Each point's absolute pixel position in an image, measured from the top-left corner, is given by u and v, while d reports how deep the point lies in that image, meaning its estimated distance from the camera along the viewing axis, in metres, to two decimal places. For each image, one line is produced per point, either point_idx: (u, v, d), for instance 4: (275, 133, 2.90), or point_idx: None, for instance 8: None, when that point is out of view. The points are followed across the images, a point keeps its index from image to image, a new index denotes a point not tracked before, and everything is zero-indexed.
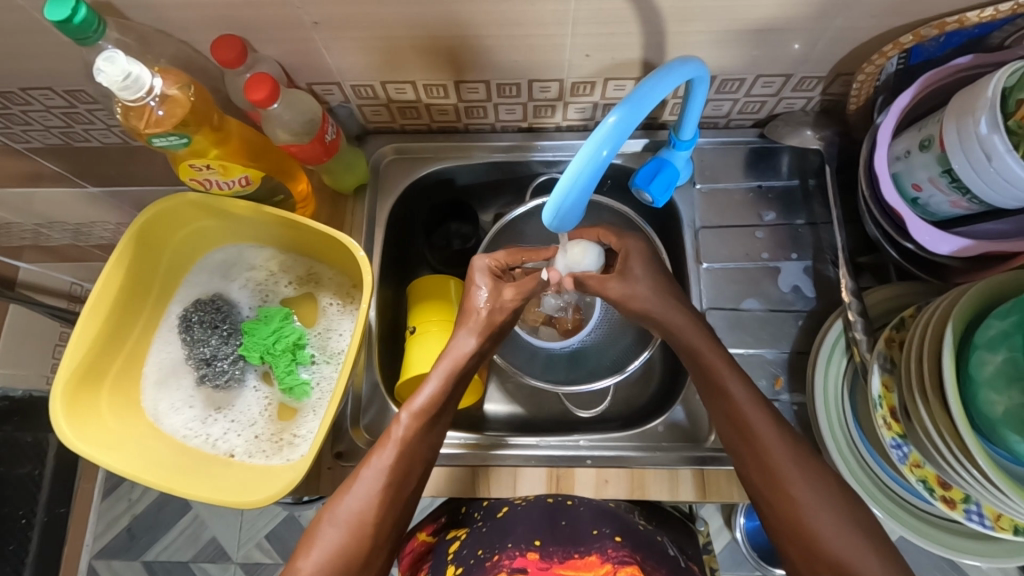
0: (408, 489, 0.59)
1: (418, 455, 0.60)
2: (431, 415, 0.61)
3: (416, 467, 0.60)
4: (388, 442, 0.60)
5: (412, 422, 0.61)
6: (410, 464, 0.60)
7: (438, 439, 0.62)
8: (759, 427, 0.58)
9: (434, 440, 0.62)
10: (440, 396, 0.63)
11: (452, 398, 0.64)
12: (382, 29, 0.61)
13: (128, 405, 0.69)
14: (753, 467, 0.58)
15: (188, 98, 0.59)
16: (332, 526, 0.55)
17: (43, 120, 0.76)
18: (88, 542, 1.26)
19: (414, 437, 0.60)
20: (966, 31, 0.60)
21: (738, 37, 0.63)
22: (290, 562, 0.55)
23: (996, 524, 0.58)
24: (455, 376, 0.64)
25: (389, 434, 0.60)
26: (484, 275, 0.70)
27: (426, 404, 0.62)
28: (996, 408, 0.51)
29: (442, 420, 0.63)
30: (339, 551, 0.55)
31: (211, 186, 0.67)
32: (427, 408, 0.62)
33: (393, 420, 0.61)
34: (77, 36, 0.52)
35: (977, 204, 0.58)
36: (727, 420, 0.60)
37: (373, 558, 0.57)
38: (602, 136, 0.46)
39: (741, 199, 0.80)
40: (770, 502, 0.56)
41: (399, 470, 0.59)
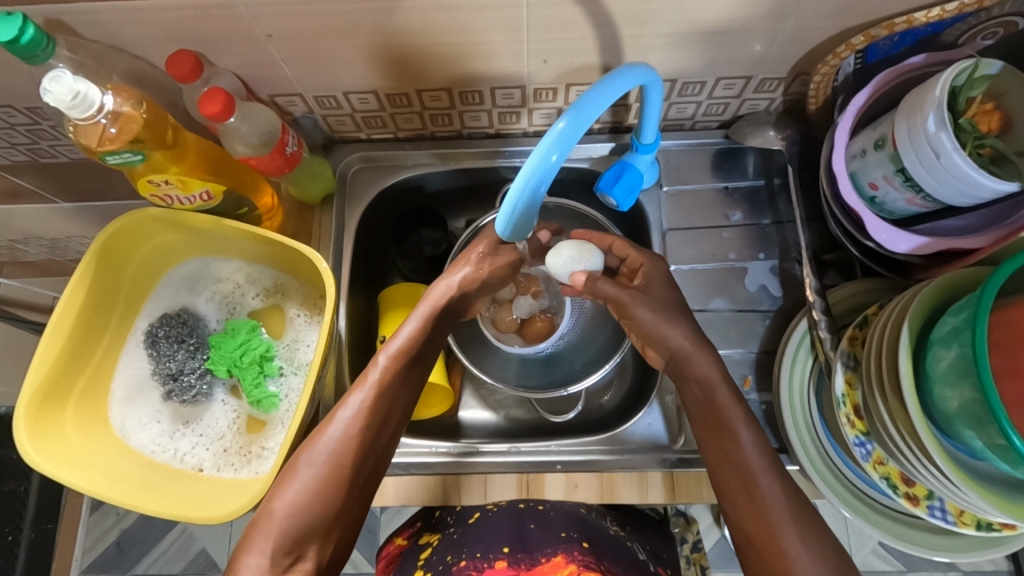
0: (386, 432, 0.61)
1: (398, 399, 0.62)
2: (409, 358, 0.63)
3: (394, 410, 0.62)
4: (365, 384, 0.60)
5: (390, 364, 0.62)
6: (388, 408, 0.61)
7: (416, 383, 0.64)
8: (762, 478, 0.57)
9: (412, 383, 0.63)
10: (419, 338, 0.64)
11: (432, 341, 0.66)
12: (338, 39, 0.61)
13: (95, 422, 0.69)
14: (745, 515, 0.56)
15: (141, 115, 0.59)
16: (310, 466, 0.56)
17: (7, 137, 0.75)
18: (76, 557, 1.25)
19: (392, 378, 0.61)
20: (917, 30, 0.60)
21: (694, 39, 0.64)
22: (266, 502, 0.56)
23: (959, 520, 0.58)
24: (435, 318, 0.66)
25: (366, 375, 0.61)
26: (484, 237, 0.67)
27: (404, 346, 0.63)
28: (951, 403, 0.52)
29: (423, 362, 0.65)
30: (314, 489, 0.56)
31: (171, 202, 0.67)
32: (405, 350, 0.63)
33: (371, 360, 0.62)
34: (25, 56, 0.52)
35: (931, 201, 0.58)
36: (728, 466, 0.59)
37: (348, 503, 0.58)
38: (551, 142, 0.46)
39: (708, 200, 0.80)
40: (757, 551, 0.55)
41: (376, 409, 0.60)
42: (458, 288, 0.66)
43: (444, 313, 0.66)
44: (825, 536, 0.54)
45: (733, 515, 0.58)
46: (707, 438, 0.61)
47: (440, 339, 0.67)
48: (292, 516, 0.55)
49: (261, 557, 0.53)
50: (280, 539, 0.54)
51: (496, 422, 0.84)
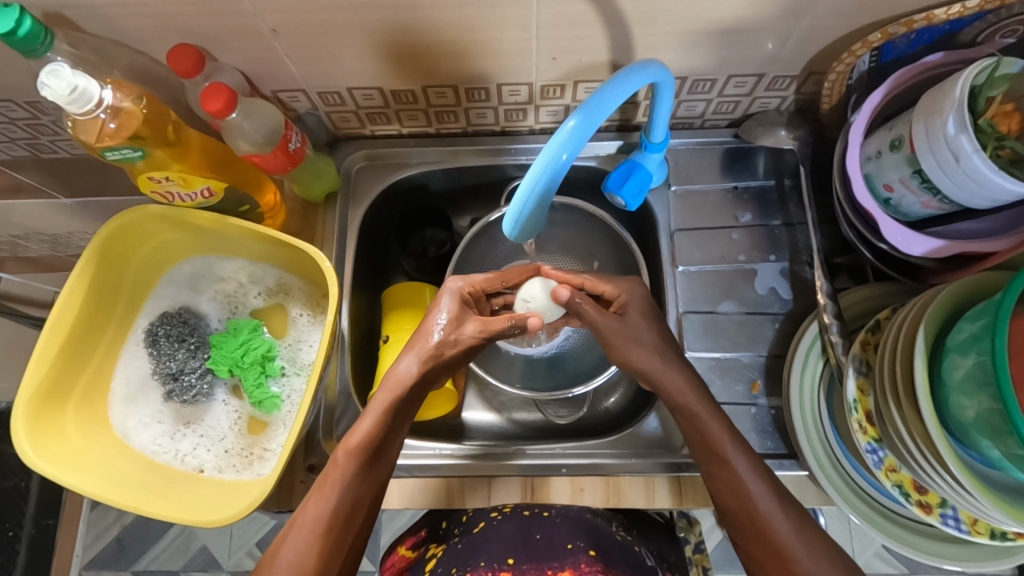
0: (349, 536, 0.58)
1: (360, 501, 0.59)
2: (372, 451, 0.60)
3: (357, 512, 0.59)
4: (326, 485, 0.58)
5: (349, 461, 0.59)
6: (348, 513, 0.58)
7: (383, 476, 0.61)
8: (762, 501, 0.57)
9: (376, 480, 0.60)
10: (381, 433, 0.61)
11: (395, 433, 0.62)
12: (343, 35, 0.60)
13: (95, 422, 0.68)
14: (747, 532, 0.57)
15: (141, 111, 0.58)
16: None
17: (7, 132, 0.74)
18: (77, 553, 1.25)
19: (349, 481, 0.58)
20: (936, 28, 0.59)
21: (705, 37, 0.62)
22: None
23: (972, 528, 0.57)
24: (398, 411, 0.62)
25: (326, 477, 0.59)
26: (456, 301, 0.67)
27: (364, 441, 0.59)
28: (967, 412, 0.50)
29: (386, 455, 0.61)
30: None
31: (174, 199, 0.65)
32: (366, 444, 0.59)
33: (330, 460, 0.59)
34: (23, 50, 0.51)
35: (948, 204, 0.57)
36: (727, 490, 0.58)
37: None
38: (561, 140, 0.45)
39: (717, 200, 0.78)
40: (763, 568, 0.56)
41: (338, 514, 0.57)
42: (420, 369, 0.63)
43: (408, 403, 0.63)
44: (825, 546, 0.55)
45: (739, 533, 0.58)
46: (706, 465, 0.60)
47: (408, 424, 0.64)
48: None
49: None
50: None
51: (500, 424, 0.83)
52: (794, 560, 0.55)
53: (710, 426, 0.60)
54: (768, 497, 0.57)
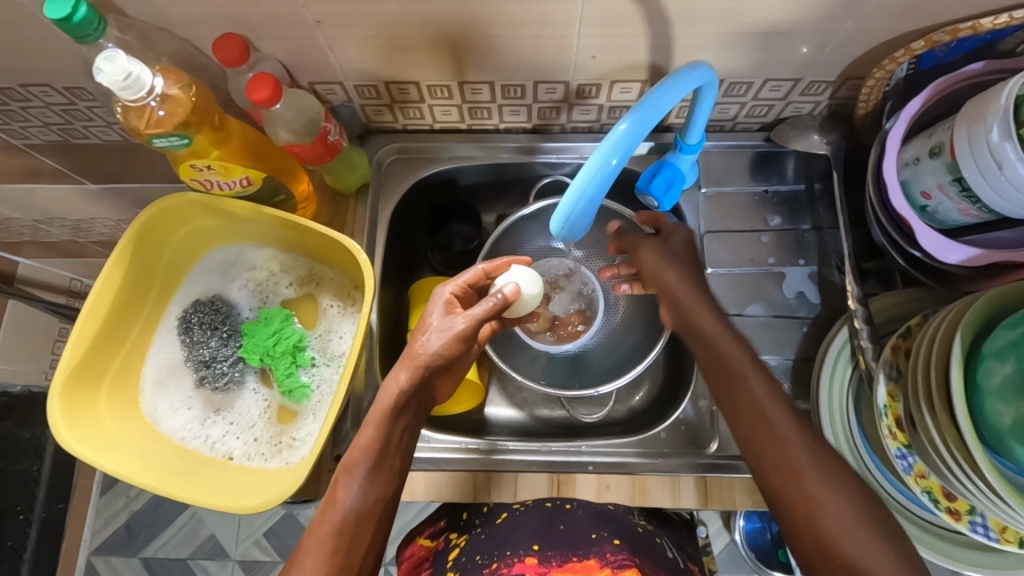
0: (360, 556, 0.56)
1: (367, 516, 0.57)
2: (374, 462, 0.59)
3: (364, 531, 0.57)
4: (331, 505, 0.57)
5: (348, 479, 0.58)
6: (355, 532, 0.56)
7: (387, 490, 0.59)
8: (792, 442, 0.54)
9: (382, 492, 0.59)
10: (378, 443, 0.60)
11: (395, 446, 0.61)
12: (385, 27, 0.60)
13: (126, 406, 0.69)
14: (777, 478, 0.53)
15: (189, 99, 0.58)
16: None
17: (43, 117, 0.75)
18: (86, 538, 1.25)
19: (353, 499, 0.57)
20: (978, 37, 0.59)
21: (747, 40, 0.62)
22: None
23: (1001, 536, 0.57)
24: (394, 423, 0.62)
25: (330, 500, 0.58)
26: (443, 306, 0.65)
27: (360, 454, 0.59)
28: (1003, 418, 0.51)
29: (388, 467, 0.60)
30: None
31: (211, 187, 0.66)
32: (359, 457, 0.59)
33: (334, 483, 0.59)
34: (76, 34, 0.51)
35: (986, 212, 0.57)
36: (754, 439, 0.56)
37: None
38: (611, 144, 0.46)
39: (746, 203, 0.79)
40: (796, 524, 0.52)
41: (342, 534, 0.56)
42: (407, 382, 0.62)
43: (402, 414, 0.62)
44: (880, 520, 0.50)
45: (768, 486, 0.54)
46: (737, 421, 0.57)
47: (407, 439, 0.63)
48: None
49: None
50: None
51: (522, 420, 0.83)
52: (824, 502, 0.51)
53: (754, 404, 0.57)
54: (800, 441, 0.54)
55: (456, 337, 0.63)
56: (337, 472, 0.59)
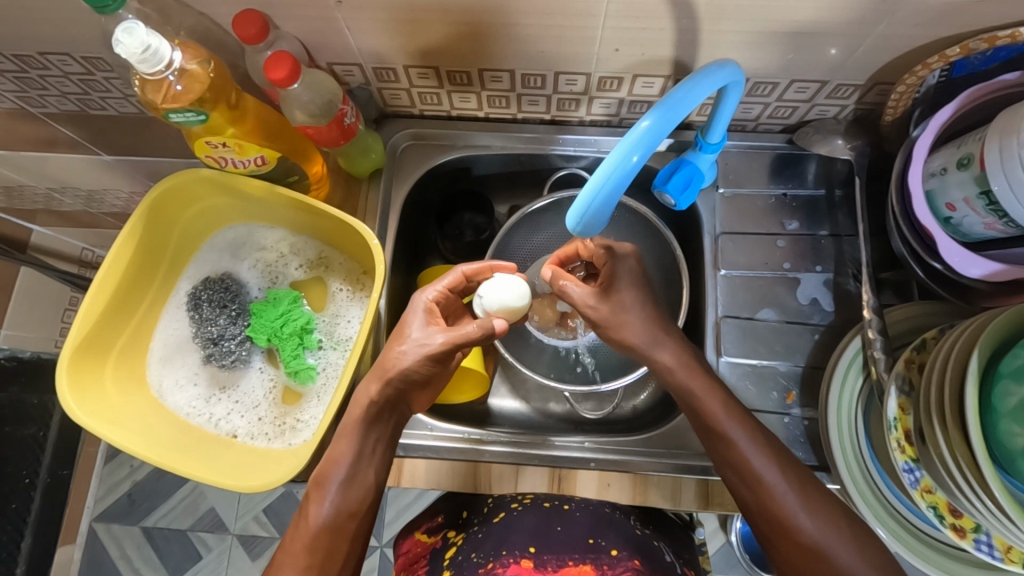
0: (337, 563, 0.59)
1: (342, 526, 0.60)
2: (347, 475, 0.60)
3: (339, 541, 0.59)
4: (305, 517, 0.60)
5: (321, 495, 0.60)
6: (330, 541, 0.59)
7: (364, 499, 0.61)
8: (764, 472, 0.58)
9: (357, 504, 0.61)
10: (350, 457, 0.61)
11: (369, 461, 0.61)
12: (408, 11, 0.59)
13: (132, 379, 0.70)
14: (756, 506, 0.59)
15: (206, 74, 0.58)
16: None
17: (59, 85, 0.74)
18: (88, 505, 1.27)
19: (325, 513, 0.60)
20: (1015, 46, 0.57)
21: (776, 39, 0.61)
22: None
23: (1006, 557, 0.56)
24: (367, 436, 0.62)
25: (305, 512, 0.60)
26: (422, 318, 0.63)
27: (330, 471, 0.61)
28: (1018, 440, 0.50)
29: (362, 480, 0.61)
30: None
31: (225, 164, 0.66)
32: (326, 474, 0.61)
33: (310, 495, 0.61)
34: (96, 5, 0.51)
35: (1012, 227, 0.56)
36: (728, 464, 0.60)
37: None
38: (633, 140, 0.45)
39: (764, 206, 0.77)
40: (781, 544, 0.57)
41: (317, 546, 0.58)
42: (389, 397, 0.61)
43: (377, 427, 0.62)
44: (843, 523, 0.56)
45: (748, 507, 0.60)
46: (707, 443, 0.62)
47: (385, 445, 0.63)
48: None
49: None
50: None
51: (526, 413, 0.83)
52: (802, 526, 0.56)
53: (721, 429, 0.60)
54: (769, 468, 0.58)
55: (429, 352, 0.60)
56: (311, 485, 0.61)
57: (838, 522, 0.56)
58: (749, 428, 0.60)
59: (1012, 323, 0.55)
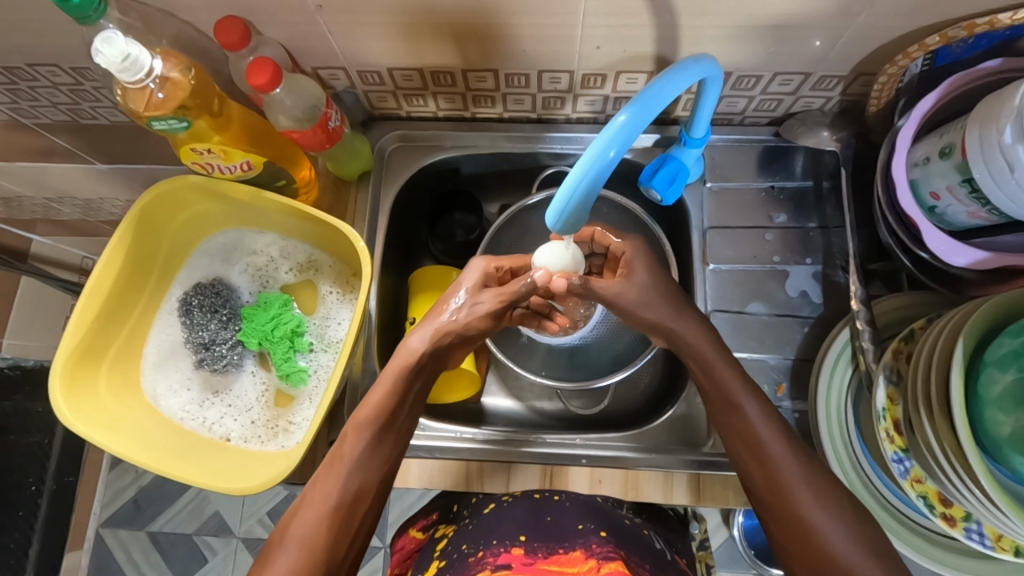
0: (363, 506, 0.56)
1: (369, 475, 0.58)
2: (388, 417, 0.59)
3: (370, 482, 0.57)
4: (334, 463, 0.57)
5: (358, 437, 0.58)
6: (362, 483, 0.57)
7: (393, 452, 0.60)
8: (771, 445, 0.58)
9: (388, 452, 0.59)
10: (391, 404, 0.60)
11: (398, 422, 0.61)
12: (390, 14, 0.60)
13: (127, 385, 0.70)
14: (761, 487, 0.58)
15: (189, 82, 0.59)
16: (281, 555, 0.52)
17: (50, 96, 0.75)
18: (95, 511, 1.28)
19: (362, 453, 0.58)
20: (996, 33, 0.57)
21: (758, 32, 0.61)
22: (271, 542, 0.54)
23: (996, 545, 0.56)
24: (406, 383, 0.62)
25: (337, 453, 0.57)
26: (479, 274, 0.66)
27: (372, 413, 0.59)
28: (1003, 428, 0.50)
29: (397, 426, 0.60)
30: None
31: (212, 170, 0.66)
32: (372, 416, 0.59)
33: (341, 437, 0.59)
34: (77, 15, 0.52)
35: (997, 215, 0.56)
36: (740, 438, 0.60)
37: None
38: (610, 136, 0.44)
39: (753, 199, 0.77)
40: (776, 522, 0.57)
41: (348, 488, 0.56)
42: (425, 350, 0.63)
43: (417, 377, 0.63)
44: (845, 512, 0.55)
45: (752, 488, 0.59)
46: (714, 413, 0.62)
47: (418, 401, 0.64)
48: None
49: None
50: None
51: (519, 411, 0.83)
52: (799, 501, 0.56)
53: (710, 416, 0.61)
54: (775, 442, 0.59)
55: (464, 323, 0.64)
56: (347, 426, 0.59)
57: (837, 506, 0.55)
58: (736, 421, 0.60)
59: (1001, 310, 0.55)
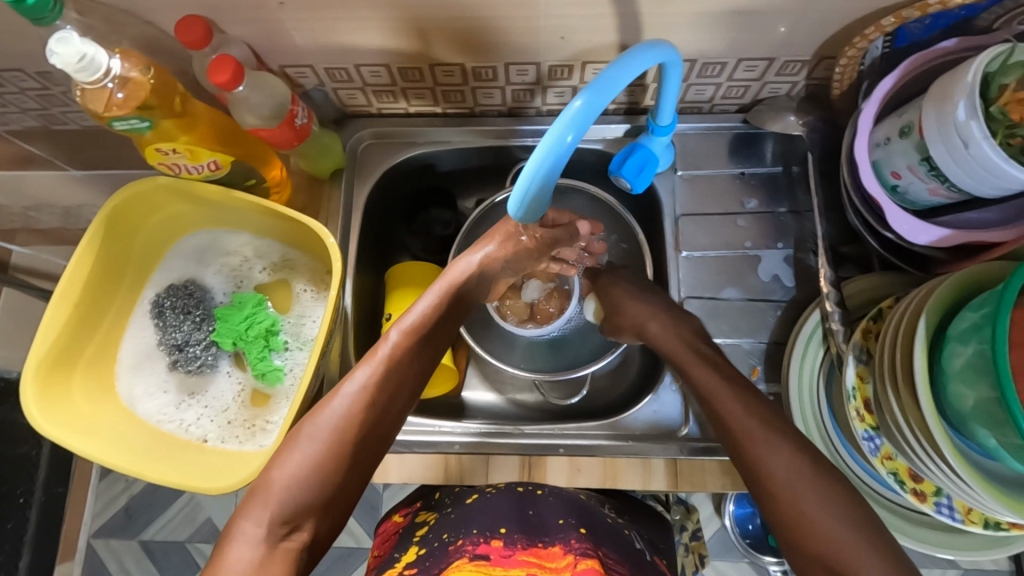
0: (394, 410, 0.57)
1: (405, 380, 0.58)
2: (424, 327, 0.60)
3: (403, 391, 0.58)
4: (371, 360, 0.57)
5: (400, 339, 0.59)
6: (397, 387, 0.57)
7: (427, 361, 0.61)
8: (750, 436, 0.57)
9: (424, 363, 0.60)
10: (431, 316, 0.61)
11: (417, 360, 0.59)
12: (351, 9, 0.60)
13: (101, 389, 0.70)
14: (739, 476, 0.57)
15: (148, 81, 0.59)
16: (309, 441, 0.53)
17: (18, 102, 0.75)
18: (85, 522, 1.24)
19: (401, 356, 0.58)
20: (951, 13, 0.58)
21: (719, 19, 0.61)
22: (298, 428, 0.55)
23: (966, 517, 0.57)
24: (447, 296, 0.63)
25: (375, 350, 0.58)
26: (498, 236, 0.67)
27: (416, 321, 0.60)
28: (966, 401, 0.50)
29: (436, 339, 0.62)
30: (314, 466, 0.52)
31: (180, 171, 0.66)
32: (416, 326, 0.60)
33: (382, 335, 0.59)
34: (32, 16, 0.52)
35: (956, 192, 0.56)
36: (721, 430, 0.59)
37: (346, 486, 0.54)
38: (568, 121, 0.44)
39: (725, 186, 0.78)
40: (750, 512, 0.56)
41: (382, 386, 0.56)
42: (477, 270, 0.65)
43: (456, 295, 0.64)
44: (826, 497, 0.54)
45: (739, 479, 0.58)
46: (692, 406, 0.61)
47: (455, 321, 0.65)
48: (295, 487, 0.51)
49: (257, 525, 0.50)
50: (279, 509, 0.51)
51: (500, 404, 0.83)
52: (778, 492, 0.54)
53: None
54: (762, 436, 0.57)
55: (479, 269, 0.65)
56: (389, 327, 0.60)
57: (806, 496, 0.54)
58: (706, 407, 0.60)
59: (963, 285, 0.56)
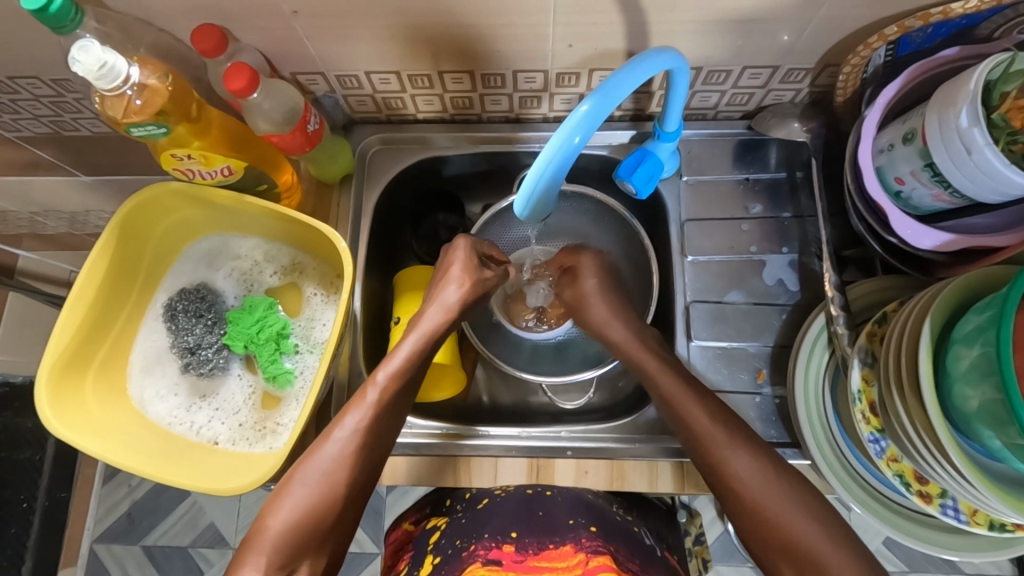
0: (380, 451, 0.60)
1: (389, 423, 0.61)
2: (406, 374, 0.63)
3: (388, 431, 0.61)
4: (360, 406, 0.60)
5: (386, 385, 0.61)
6: (383, 427, 0.60)
7: (410, 402, 0.63)
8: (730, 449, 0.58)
9: (405, 403, 0.63)
10: (413, 360, 0.64)
11: (400, 403, 0.62)
12: (363, 17, 0.61)
13: (113, 391, 0.71)
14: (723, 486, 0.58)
15: (166, 88, 0.60)
16: (300, 487, 0.56)
17: (32, 109, 0.75)
18: (89, 527, 1.24)
19: (385, 400, 0.61)
20: (953, 22, 0.59)
21: (724, 27, 0.62)
22: (290, 472, 0.58)
23: (971, 519, 0.58)
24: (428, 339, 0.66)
25: (361, 397, 0.60)
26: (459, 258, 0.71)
27: (400, 367, 0.63)
28: (971, 402, 0.51)
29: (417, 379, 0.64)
30: (306, 511, 0.55)
31: (193, 176, 0.67)
32: (400, 371, 0.63)
33: (369, 380, 0.62)
34: (54, 25, 0.53)
35: (959, 197, 0.57)
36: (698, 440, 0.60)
37: (342, 519, 0.57)
38: (574, 123, 0.45)
39: (729, 190, 0.79)
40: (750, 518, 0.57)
41: (370, 431, 0.59)
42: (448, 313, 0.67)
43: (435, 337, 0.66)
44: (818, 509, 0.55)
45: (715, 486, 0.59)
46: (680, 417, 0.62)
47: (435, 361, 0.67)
48: (292, 531, 0.54)
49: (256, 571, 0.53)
50: (274, 555, 0.53)
51: (506, 408, 0.84)
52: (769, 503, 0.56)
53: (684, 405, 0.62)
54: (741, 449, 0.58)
55: (449, 310, 0.68)
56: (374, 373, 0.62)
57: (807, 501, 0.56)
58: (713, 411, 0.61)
59: (965, 289, 0.56)
